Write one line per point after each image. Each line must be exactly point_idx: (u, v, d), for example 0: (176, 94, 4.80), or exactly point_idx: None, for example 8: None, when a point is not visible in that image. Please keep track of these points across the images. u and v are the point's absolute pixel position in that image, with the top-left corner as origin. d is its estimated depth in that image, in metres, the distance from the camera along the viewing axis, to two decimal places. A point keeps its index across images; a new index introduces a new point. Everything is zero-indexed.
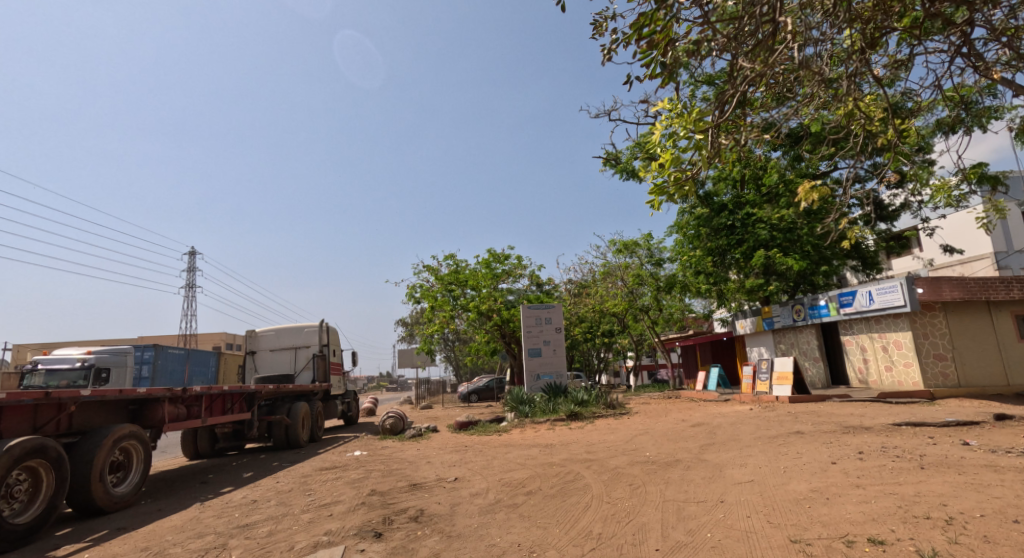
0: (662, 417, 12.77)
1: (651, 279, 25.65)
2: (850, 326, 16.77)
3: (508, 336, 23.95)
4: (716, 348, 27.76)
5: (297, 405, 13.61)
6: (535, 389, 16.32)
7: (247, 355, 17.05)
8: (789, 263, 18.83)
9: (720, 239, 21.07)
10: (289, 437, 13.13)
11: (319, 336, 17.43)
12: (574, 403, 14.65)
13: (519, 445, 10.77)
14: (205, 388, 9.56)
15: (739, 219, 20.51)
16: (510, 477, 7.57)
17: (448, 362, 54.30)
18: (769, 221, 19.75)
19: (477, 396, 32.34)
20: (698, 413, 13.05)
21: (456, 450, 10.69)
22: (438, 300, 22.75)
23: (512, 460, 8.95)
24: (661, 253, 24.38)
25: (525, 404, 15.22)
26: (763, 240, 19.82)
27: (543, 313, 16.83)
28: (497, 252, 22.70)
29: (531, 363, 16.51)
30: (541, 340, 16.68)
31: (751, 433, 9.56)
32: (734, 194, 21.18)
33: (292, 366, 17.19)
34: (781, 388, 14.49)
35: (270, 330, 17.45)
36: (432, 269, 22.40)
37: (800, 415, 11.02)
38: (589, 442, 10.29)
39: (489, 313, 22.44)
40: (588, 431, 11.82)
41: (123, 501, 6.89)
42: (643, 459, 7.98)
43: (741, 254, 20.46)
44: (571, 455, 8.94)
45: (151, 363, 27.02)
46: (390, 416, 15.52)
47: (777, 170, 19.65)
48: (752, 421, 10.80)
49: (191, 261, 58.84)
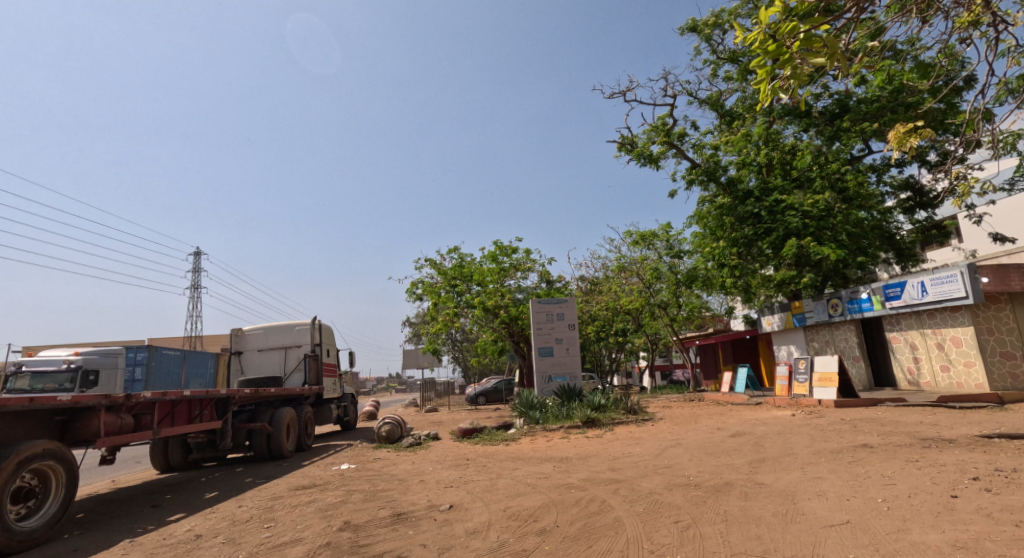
0: (692, 424, 11.21)
1: (669, 274, 24.06)
2: (897, 321, 15.11)
3: (517, 335, 22.44)
4: (739, 347, 26.06)
5: (280, 411, 12.25)
6: (546, 392, 14.78)
7: (232, 356, 15.77)
8: (824, 253, 17.04)
9: (746, 229, 19.51)
10: (271, 447, 11.76)
11: (311, 335, 16.08)
12: (589, 408, 13.10)
13: (528, 458, 9.25)
14: (161, 392, 8.12)
15: (768, 206, 18.90)
16: (517, 506, 6.04)
17: (455, 363, 52.96)
18: (799, 208, 18.14)
19: (484, 398, 30.84)
20: (731, 420, 11.46)
21: (455, 464, 9.21)
22: (442, 297, 21.35)
23: (521, 480, 7.43)
24: (680, 245, 22.83)
25: (536, 409, 13.71)
26: (793, 229, 18.11)
27: (555, 308, 15.34)
28: (504, 245, 21.21)
29: (541, 363, 14.95)
30: (552, 339, 15.14)
31: (808, 445, 7.96)
32: (759, 181, 19.76)
33: (282, 367, 15.86)
34: (822, 391, 12.89)
35: (258, 328, 16.15)
36: (435, 263, 20.98)
37: (857, 424, 9.40)
38: (610, 456, 8.74)
39: (496, 310, 20.99)
40: (607, 442, 10.28)
41: (31, 539, 5.49)
42: (683, 481, 6.44)
43: (770, 245, 18.83)
44: (591, 474, 7.40)
45: (143, 365, 25.85)
46: (385, 422, 14.07)
47: (810, 152, 18.12)
48: (802, 431, 9.20)
49: (195, 261, 57.98)
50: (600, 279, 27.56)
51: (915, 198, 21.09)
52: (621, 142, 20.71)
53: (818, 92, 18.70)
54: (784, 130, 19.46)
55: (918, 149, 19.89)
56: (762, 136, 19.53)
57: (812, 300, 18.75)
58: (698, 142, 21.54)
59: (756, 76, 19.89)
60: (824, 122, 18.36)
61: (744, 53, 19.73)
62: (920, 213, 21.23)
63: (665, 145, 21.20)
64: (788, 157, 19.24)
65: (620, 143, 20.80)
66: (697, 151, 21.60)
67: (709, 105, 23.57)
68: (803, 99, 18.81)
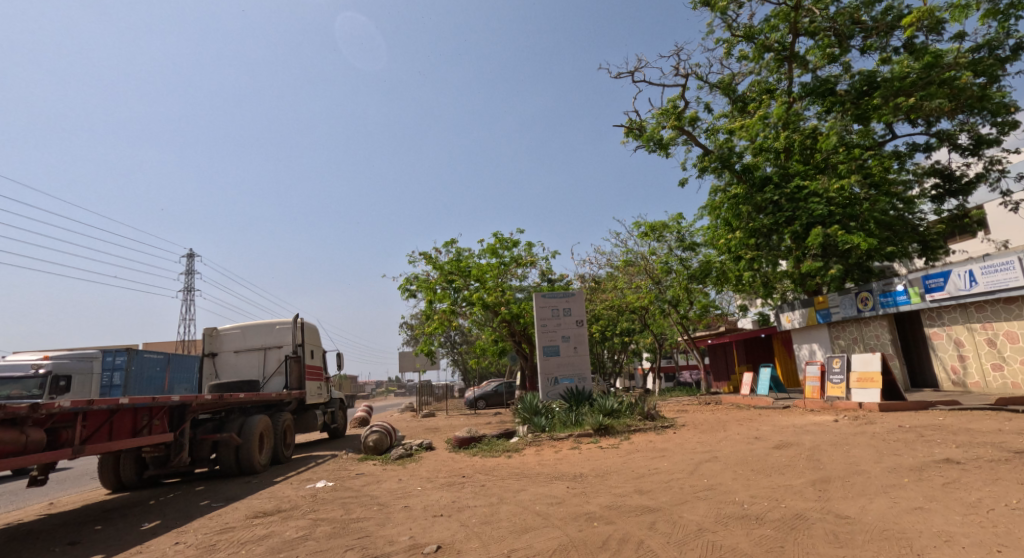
0: (723, 432, 9.76)
1: (681, 269, 22.47)
2: (938, 316, 13.78)
3: (518, 334, 21.00)
4: (753, 347, 24.64)
5: (253, 419, 10.81)
6: (552, 396, 13.34)
7: (206, 358, 14.35)
8: (854, 242, 15.42)
9: (765, 218, 18.08)
10: (240, 461, 10.34)
11: (293, 335, 14.66)
12: (601, 414, 11.67)
13: (534, 476, 7.78)
14: (88, 402, 6.64)
15: (788, 193, 17.48)
16: (525, 549, 4.57)
17: (454, 366, 51.46)
18: (822, 194, 16.68)
19: (484, 402, 29.44)
20: (766, 427, 10.01)
21: (447, 483, 7.73)
22: (437, 294, 19.86)
23: (528, 508, 5.96)
24: (692, 237, 21.41)
25: (541, 415, 12.26)
26: (817, 216, 16.63)
27: (561, 303, 13.89)
28: (504, 237, 19.79)
29: (547, 364, 13.51)
30: (558, 336, 13.70)
31: (877, 460, 6.50)
32: (777, 167, 18.41)
33: (261, 370, 14.41)
34: (863, 393, 11.47)
35: (234, 328, 14.73)
36: (430, 256, 19.50)
37: (923, 432, 7.93)
38: (633, 473, 7.28)
39: (496, 307, 19.54)
40: (627, 455, 8.83)
41: None
42: (737, 512, 5.00)
43: (792, 235, 17.38)
44: (614, 500, 5.94)
45: (123, 369, 24.32)
46: (373, 431, 12.62)
47: (836, 134, 16.55)
48: (858, 440, 7.75)
49: (188, 262, 56.32)
50: (605, 276, 26.16)
51: (944, 185, 19.70)
52: (628, 127, 19.35)
53: (841, 71, 17.29)
54: (805, 112, 18.07)
55: (948, 131, 18.52)
56: (782, 118, 18.13)
57: (837, 294, 17.19)
58: (711, 127, 20.27)
59: (774, 54, 18.45)
60: (852, 101, 16.73)
61: (760, 29, 18.35)
62: (950, 202, 19.87)
63: (676, 130, 19.84)
64: (809, 140, 17.75)
65: (627, 128, 19.47)
66: (709, 138, 20.35)
67: (721, 90, 22.24)
68: (827, 76, 17.37)
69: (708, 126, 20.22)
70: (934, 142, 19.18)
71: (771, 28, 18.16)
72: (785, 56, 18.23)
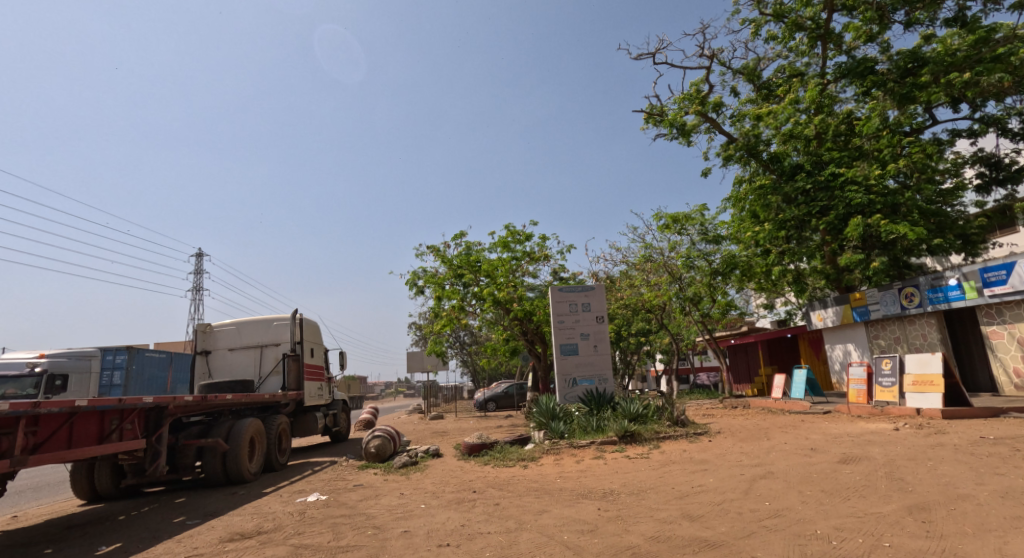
0: (768, 442, 8.59)
1: (704, 264, 21.13)
2: (1000, 313, 12.63)
3: (531, 334, 19.91)
4: (778, 347, 23.35)
5: (242, 423, 9.86)
6: (570, 398, 12.24)
7: (198, 356, 13.46)
8: (899, 232, 14.11)
9: (797, 208, 16.86)
10: (227, 469, 9.37)
11: (291, 332, 13.70)
12: (626, 419, 10.54)
13: (556, 494, 6.66)
14: (36, 403, 5.66)
15: (822, 181, 16.30)
16: None
17: (464, 367, 50.47)
18: (861, 182, 15.42)
19: (494, 404, 28.47)
20: (816, 435, 8.83)
21: (455, 501, 6.63)
22: (446, 290, 18.83)
23: (553, 537, 4.87)
24: (715, 231, 20.17)
25: (558, 420, 11.16)
26: (857, 205, 15.35)
27: (579, 297, 12.77)
28: (516, 230, 18.71)
29: (564, 363, 12.41)
30: (576, 333, 12.60)
31: (979, 481, 5.30)
32: (810, 154, 17.16)
33: (257, 370, 13.48)
34: (920, 397, 10.25)
35: (229, 324, 13.84)
36: (438, 250, 18.45)
37: (1016, 445, 6.70)
38: (674, 493, 6.16)
39: (508, 305, 18.47)
40: (661, 467, 7.72)
41: None
42: (828, 553, 3.86)
43: (826, 227, 16.16)
44: (660, 528, 4.83)
45: (123, 369, 23.58)
46: (375, 435, 11.60)
47: (878, 116, 15.23)
48: (940, 453, 6.55)
49: (197, 261, 55.72)
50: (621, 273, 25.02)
51: (989, 174, 18.32)
52: (648, 112, 18.33)
53: (880, 51, 16.08)
54: (840, 94, 16.82)
55: (995, 115, 17.17)
56: (815, 101, 16.93)
57: (876, 289, 15.80)
58: (736, 114, 19.05)
59: (807, 32, 17.25)
60: (896, 80, 15.39)
61: (792, 7, 17.14)
62: (996, 191, 18.44)
63: (698, 116, 18.73)
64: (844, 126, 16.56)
65: (647, 113, 18.44)
66: (735, 125, 19.16)
67: (745, 76, 21.00)
68: (865, 56, 16.12)
69: (733, 112, 19.02)
70: (979, 127, 17.82)
71: (803, 4, 16.93)
72: (819, 34, 17.07)
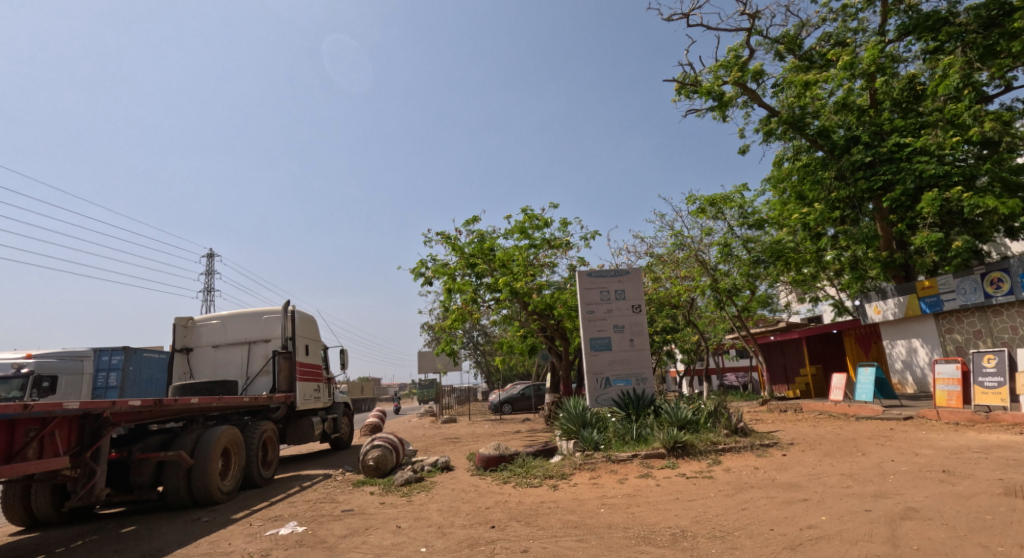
0: (870, 458, 6.65)
1: (743, 252, 19.06)
2: None
3: (551, 330, 18.12)
4: (821, 345, 21.27)
5: (213, 433, 8.22)
6: (603, 401, 10.45)
7: (177, 353, 11.91)
8: (986, 206, 12.09)
9: (853, 185, 14.89)
10: (193, 488, 7.72)
11: (282, 327, 12.11)
12: (675, 427, 8.68)
13: (604, 535, 4.83)
14: None
15: (883, 152, 14.29)
16: None
17: (479, 368, 48.78)
18: (931, 152, 13.44)
19: (510, 406, 26.76)
20: (928, 450, 6.88)
21: (465, 545, 4.85)
22: (457, 282, 17.10)
23: None
24: (755, 215, 18.17)
25: (591, 428, 9.34)
26: (930, 176, 13.29)
27: (612, 284, 10.96)
28: (534, 214, 16.94)
29: (596, 361, 10.61)
30: (609, 325, 10.80)
31: None
32: (868, 125, 15.15)
33: (243, 369, 11.91)
34: None
35: (213, 318, 12.28)
36: (449, 237, 16.71)
37: None
38: (777, 538, 4.32)
39: (526, 297, 16.69)
40: (739, 493, 5.85)
41: None
42: None
43: (891, 205, 14.24)
44: None
45: (119, 370, 22.37)
46: (374, 445, 9.90)
47: (954, 74, 13.17)
48: None
49: (208, 262, 54.74)
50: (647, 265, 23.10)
51: None
52: (679, 82, 16.72)
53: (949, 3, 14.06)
54: (902, 56, 14.78)
55: None
56: (873, 64, 14.94)
57: (951, 276, 13.77)
58: (778, 84, 17.07)
59: None
60: (976, 33, 13.44)
61: None
62: None
63: (736, 86, 16.92)
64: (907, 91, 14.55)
65: (678, 84, 16.85)
66: (777, 97, 17.21)
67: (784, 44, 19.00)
68: (934, 9, 14.08)
69: (775, 82, 17.06)
70: None
71: None
72: None
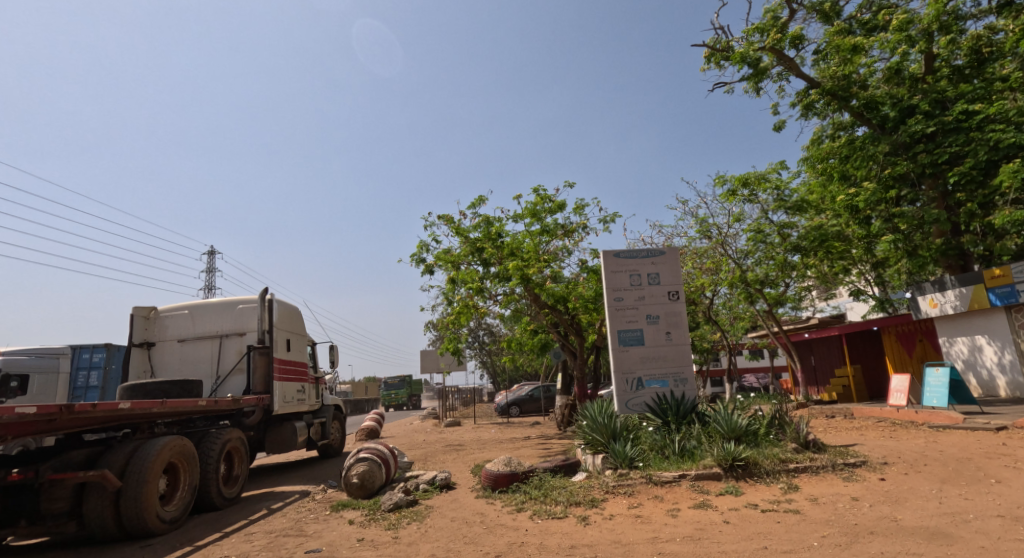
0: (1017, 489, 4.89)
1: (777, 241, 17.27)
2: None
3: (565, 326, 16.40)
4: (858, 344, 19.40)
5: (152, 446, 6.52)
6: (635, 407, 8.74)
7: (136, 347, 10.29)
8: None
9: (910, 160, 13.12)
10: (122, 518, 6.06)
11: (259, 318, 10.47)
12: (730, 440, 6.95)
13: None
14: None
15: (948, 121, 12.59)
16: None
17: (483, 368, 47.06)
18: (1008, 120, 11.78)
19: (518, 409, 25.07)
20: None
21: None
22: (462, 271, 15.42)
23: None
24: (792, 199, 16.38)
25: (623, 439, 7.62)
26: (1007, 146, 11.60)
27: (644, 266, 9.24)
28: (546, 196, 15.23)
29: (625, 358, 8.90)
30: (641, 316, 9.09)
31: None
32: (927, 92, 13.33)
33: (212, 366, 10.28)
34: None
35: (179, 308, 10.66)
36: (451, 221, 15.01)
37: None
38: None
39: (538, 288, 15.00)
40: (857, 543, 4.09)
41: None
42: None
43: (958, 181, 12.53)
44: None
45: (101, 369, 20.83)
46: (359, 459, 8.23)
47: None
48: None
49: (209, 260, 53.52)
50: None
51: None
52: (709, 48, 15.01)
53: None
54: (967, 13, 12.97)
55: None
56: (933, 24, 13.09)
57: None
58: (821, 50, 15.28)
59: None
60: None
61: None
62: None
63: (773, 53, 15.15)
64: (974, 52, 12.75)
65: (709, 51, 15.12)
66: (818, 66, 15.38)
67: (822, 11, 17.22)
68: None
69: (817, 49, 15.28)
70: None
71: None
72: None
